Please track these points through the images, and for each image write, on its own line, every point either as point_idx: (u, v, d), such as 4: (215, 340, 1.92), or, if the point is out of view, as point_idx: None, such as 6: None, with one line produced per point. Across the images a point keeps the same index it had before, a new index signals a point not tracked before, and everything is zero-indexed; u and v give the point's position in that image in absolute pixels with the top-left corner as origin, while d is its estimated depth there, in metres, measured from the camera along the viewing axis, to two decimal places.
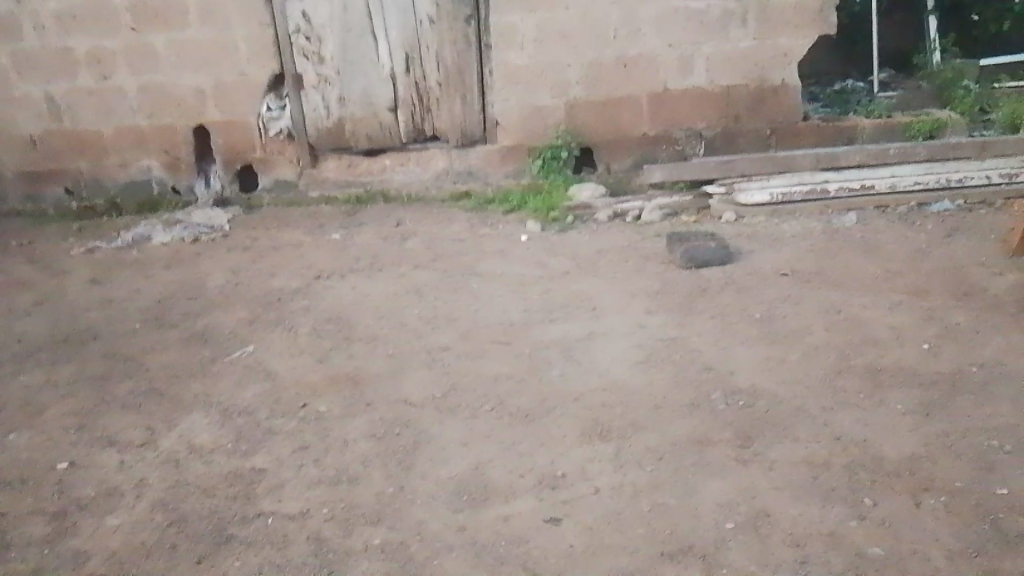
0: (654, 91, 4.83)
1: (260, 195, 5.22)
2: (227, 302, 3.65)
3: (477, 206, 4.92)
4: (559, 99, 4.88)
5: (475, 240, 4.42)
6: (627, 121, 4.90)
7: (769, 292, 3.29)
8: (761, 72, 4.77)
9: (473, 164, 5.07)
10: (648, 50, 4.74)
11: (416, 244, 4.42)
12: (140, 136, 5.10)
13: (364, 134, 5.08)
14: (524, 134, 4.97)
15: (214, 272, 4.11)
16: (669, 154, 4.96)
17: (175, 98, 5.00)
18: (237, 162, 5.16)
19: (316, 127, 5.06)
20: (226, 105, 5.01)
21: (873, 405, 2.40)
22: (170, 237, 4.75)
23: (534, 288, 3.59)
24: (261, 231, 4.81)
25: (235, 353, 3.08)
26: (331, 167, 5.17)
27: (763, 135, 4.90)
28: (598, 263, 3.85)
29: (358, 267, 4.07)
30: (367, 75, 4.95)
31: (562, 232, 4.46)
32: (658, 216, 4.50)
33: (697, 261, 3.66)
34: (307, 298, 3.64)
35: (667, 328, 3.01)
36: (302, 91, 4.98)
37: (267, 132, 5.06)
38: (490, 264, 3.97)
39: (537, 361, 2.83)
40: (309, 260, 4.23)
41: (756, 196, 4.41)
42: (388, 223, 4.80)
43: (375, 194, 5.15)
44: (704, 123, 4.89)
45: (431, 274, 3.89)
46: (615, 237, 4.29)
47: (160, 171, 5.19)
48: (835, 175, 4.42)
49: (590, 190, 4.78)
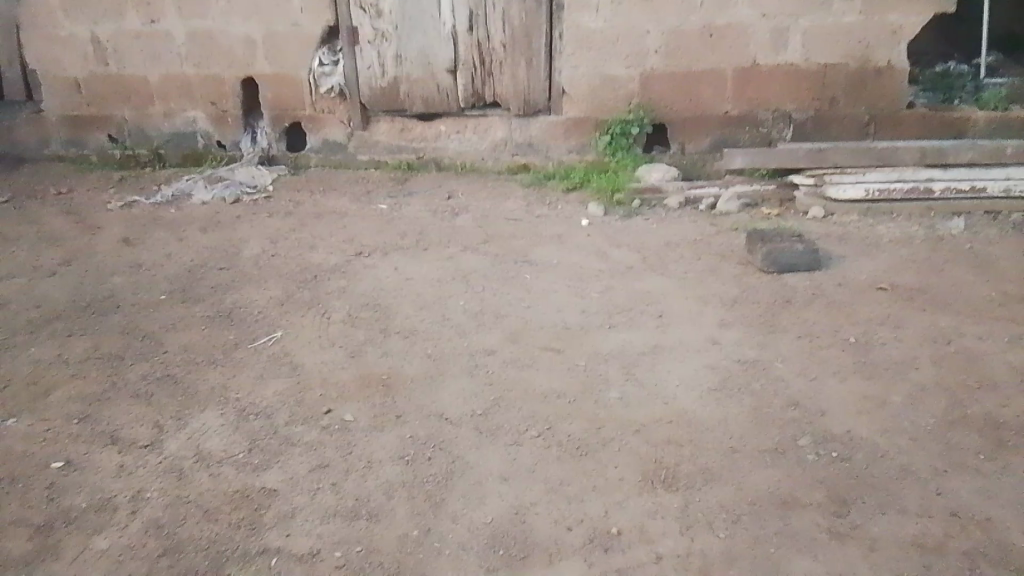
0: (740, 65, 4.35)
1: (307, 156, 4.93)
2: (260, 277, 3.37)
3: (535, 182, 4.55)
4: (634, 70, 4.43)
5: (530, 222, 4.05)
6: (707, 98, 4.44)
7: (863, 311, 2.87)
8: (865, 50, 4.24)
9: (533, 135, 4.68)
10: (739, 19, 4.25)
11: (468, 222, 4.08)
12: (187, 85, 4.84)
13: (420, 97, 4.71)
14: (592, 106, 4.55)
15: (251, 239, 3.83)
16: (750, 137, 4.49)
17: (224, 46, 4.71)
18: (284, 119, 4.86)
19: (369, 86, 4.71)
20: (277, 57, 4.70)
21: (996, 472, 1.99)
22: (210, 196, 4.50)
23: (593, 283, 3.22)
24: (305, 195, 4.53)
25: (261, 339, 2.80)
26: (383, 130, 4.83)
27: (861, 121, 4.38)
28: (665, 260, 3.46)
29: (403, 245, 3.75)
30: (427, 32, 4.58)
31: (627, 218, 4.07)
32: (735, 207, 4.09)
33: (780, 265, 3.25)
34: (345, 278, 3.34)
35: (746, 349, 2.62)
36: (357, 46, 4.63)
37: (317, 88, 4.74)
38: (545, 252, 3.61)
39: (593, 377, 2.48)
40: (351, 233, 3.93)
41: (849, 191, 3.96)
42: (438, 195, 4.46)
43: (427, 161, 4.83)
44: (794, 104, 4.40)
45: (480, 258, 3.54)
46: (685, 229, 3.88)
47: (205, 124, 4.93)
48: (942, 172, 3.92)
49: (660, 172, 4.36)
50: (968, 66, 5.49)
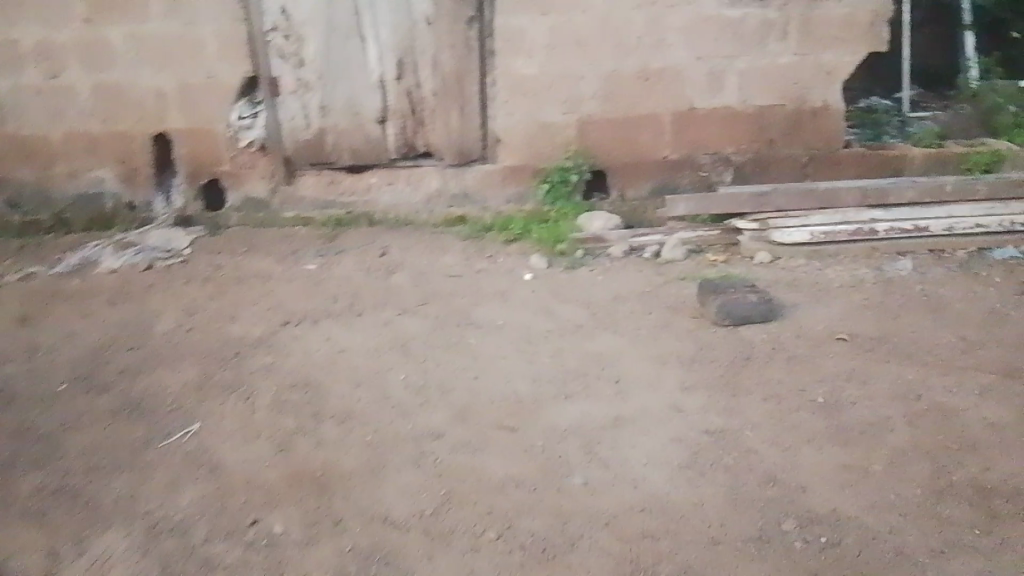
0: (678, 109, 4.26)
1: (227, 214, 4.60)
2: (175, 356, 3.04)
3: (473, 234, 4.34)
4: (570, 116, 4.30)
5: (470, 278, 3.84)
6: (646, 143, 4.34)
7: (828, 365, 2.73)
8: (800, 91, 4.22)
9: (468, 185, 4.49)
10: (675, 62, 4.18)
11: (404, 280, 3.84)
12: (92, 143, 4.48)
13: (348, 149, 4.48)
14: (528, 154, 4.39)
15: (165, 312, 3.50)
16: (691, 181, 4.40)
17: (134, 101, 4.39)
18: (202, 176, 4.54)
19: (293, 138, 4.47)
20: (191, 111, 4.39)
21: (994, 549, 1.85)
22: (120, 262, 4.14)
23: (543, 346, 3.01)
24: (225, 257, 4.22)
25: (175, 435, 2.49)
26: (309, 185, 4.56)
27: (800, 162, 4.34)
28: (615, 316, 3.28)
29: (334, 310, 3.47)
30: (353, 81, 4.35)
31: (571, 269, 3.89)
32: (680, 254, 3.94)
33: (735, 318, 3.09)
34: (271, 353, 3.04)
35: (713, 416, 2.43)
36: (278, 97, 4.38)
37: (237, 143, 4.45)
38: (489, 311, 3.39)
39: (553, 458, 2.25)
40: (278, 299, 3.63)
41: (794, 234, 3.86)
42: (371, 251, 4.21)
43: (358, 216, 4.55)
44: (733, 146, 4.33)
45: (419, 322, 3.30)
46: (633, 280, 3.72)
47: (115, 184, 4.57)
48: (883, 213, 3.90)
49: (602, 220, 4.22)
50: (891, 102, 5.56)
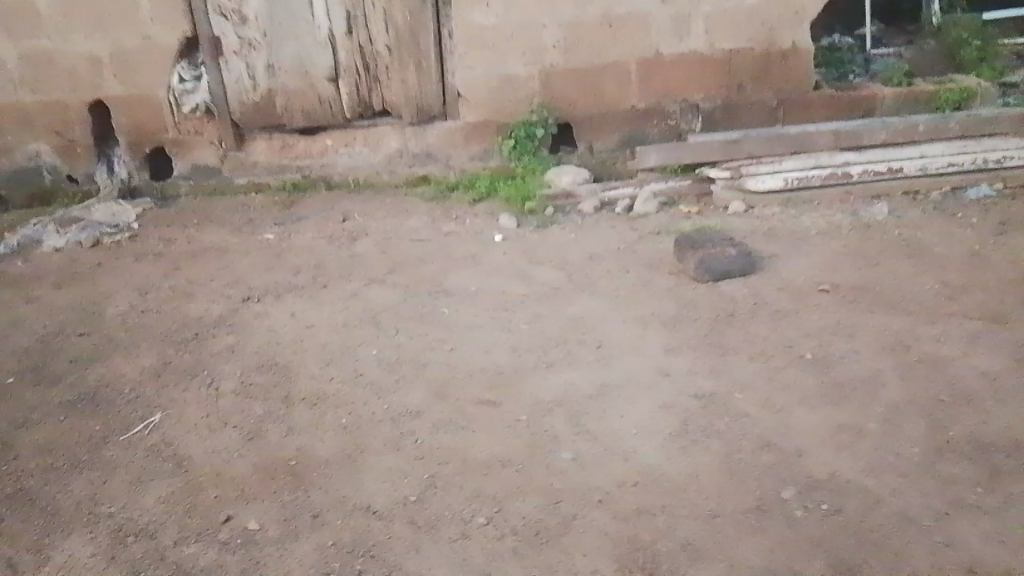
0: (644, 56, 4.10)
1: (176, 183, 4.36)
2: (130, 341, 2.86)
3: (437, 195, 4.19)
4: (533, 67, 4.12)
5: (439, 242, 3.69)
6: (612, 93, 4.18)
7: (813, 318, 2.67)
8: (768, 32, 4.08)
9: (430, 144, 4.30)
10: (639, 7, 4.00)
11: (369, 247, 3.67)
12: (24, 114, 4.19)
13: (300, 110, 4.23)
14: (491, 108, 4.21)
15: (116, 292, 3.30)
16: (660, 131, 4.27)
17: (66, 68, 4.10)
18: (145, 145, 4.28)
19: (241, 101, 4.20)
20: (129, 76, 4.12)
21: (998, 507, 1.81)
22: (63, 240, 3.89)
23: (519, 311, 2.89)
24: (178, 230, 4.00)
25: (136, 428, 2.34)
26: (261, 150, 4.32)
27: (770, 107, 4.21)
28: (591, 276, 3.17)
29: (298, 283, 3.31)
30: (301, 38, 4.10)
31: (541, 228, 3.77)
32: (653, 207, 3.84)
33: (715, 273, 3.01)
34: (234, 334, 2.88)
35: (700, 380, 2.35)
36: (221, 58, 4.11)
37: (180, 108, 4.19)
38: (460, 277, 3.26)
39: (539, 433, 2.16)
40: (236, 273, 3.44)
41: (767, 181, 3.75)
42: (332, 218, 4.02)
43: (315, 180, 4.36)
44: (703, 93, 4.19)
45: (388, 292, 3.15)
46: (607, 236, 3.61)
47: (52, 157, 4.29)
48: (857, 155, 3.81)
49: (571, 174, 4.08)
50: (852, 38, 5.43)
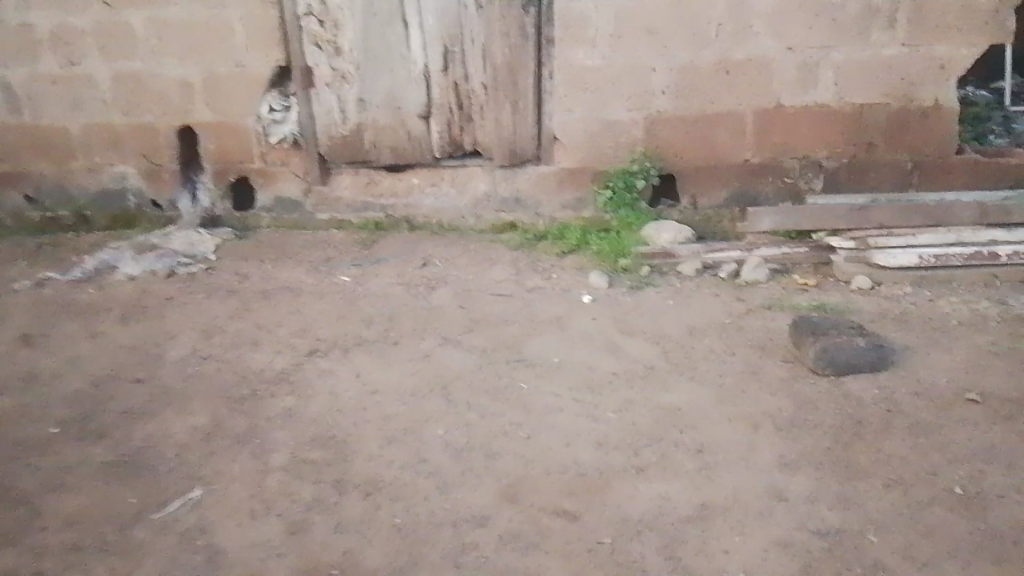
0: (763, 108, 3.73)
1: (256, 215, 4.23)
2: (185, 395, 2.67)
3: (524, 244, 3.91)
4: (638, 113, 3.80)
5: (523, 299, 3.39)
6: (724, 145, 3.82)
7: (961, 439, 2.24)
8: (908, 87, 3.63)
9: (520, 189, 4.03)
10: (760, 53, 3.63)
11: (448, 299, 3.41)
12: (114, 137, 4.13)
13: (388, 146, 4.04)
14: (589, 156, 3.91)
15: (180, 334, 3.13)
16: (775, 189, 3.87)
17: (157, 92, 4.02)
18: (230, 174, 4.16)
19: (329, 134, 4.03)
20: (218, 103, 4.01)
21: None
22: (139, 269, 3.79)
23: (608, 395, 2.55)
24: (253, 264, 3.85)
25: (172, 506, 2.11)
26: (345, 185, 4.15)
27: (904, 169, 3.77)
28: (691, 357, 2.79)
29: (368, 337, 3.06)
30: (395, 72, 3.89)
31: (635, 291, 3.42)
32: (764, 275, 3.43)
33: (839, 366, 2.60)
34: (293, 394, 2.64)
35: (826, 510, 1.97)
36: (313, 89, 3.95)
37: (267, 139, 4.06)
38: (542, 345, 2.94)
39: (627, 568, 1.82)
40: (305, 320, 3.23)
41: (900, 257, 3.32)
42: (411, 262, 3.79)
43: (398, 221, 4.16)
44: (826, 151, 3.79)
45: (463, 357, 2.87)
46: (709, 307, 3.23)
47: (138, 181, 4.22)
48: (1006, 234, 3.35)
49: (671, 231, 3.73)
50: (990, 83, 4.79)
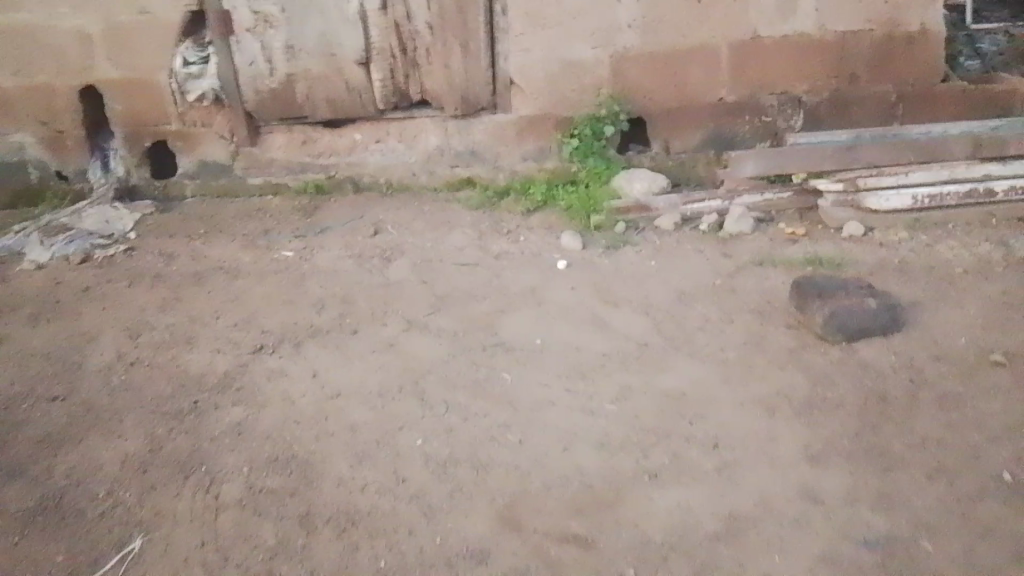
0: (739, 39, 3.40)
1: (179, 183, 3.75)
2: (113, 414, 2.28)
3: (484, 203, 3.56)
4: (603, 50, 3.43)
5: (490, 268, 3.05)
6: (698, 83, 3.49)
7: (995, 413, 2.04)
8: (891, 11, 3.37)
9: (477, 141, 3.64)
10: None
11: (407, 273, 3.05)
12: (4, 101, 3.57)
13: (323, 99, 3.57)
14: (551, 102, 3.54)
15: (102, 334, 2.72)
16: (753, 129, 3.58)
17: (51, 47, 3.47)
18: (144, 137, 3.66)
19: (255, 88, 3.54)
20: (124, 56, 3.49)
21: None
22: (48, 255, 3.31)
23: (603, 381, 2.27)
24: (181, 241, 3.41)
25: (107, 563, 1.78)
26: (278, 145, 3.70)
27: (888, 102, 3.53)
28: (686, 328, 2.52)
29: (320, 325, 2.70)
30: (327, 14, 3.42)
31: (611, 251, 3.11)
32: (748, 227, 3.16)
33: (851, 332, 2.36)
34: (241, 404, 2.28)
35: (868, 513, 1.75)
36: (232, 36, 3.45)
37: (183, 96, 3.56)
38: (519, 324, 2.62)
39: None
40: (246, 308, 2.84)
41: (893, 200, 3.09)
42: (360, 230, 3.40)
43: (341, 181, 3.73)
44: (806, 85, 3.50)
45: (432, 344, 2.54)
46: (696, 266, 2.94)
47: (38, 151, 3.68)
48: (1001, 167, 3.14)
49: (643, 182, 3.42)
50: None
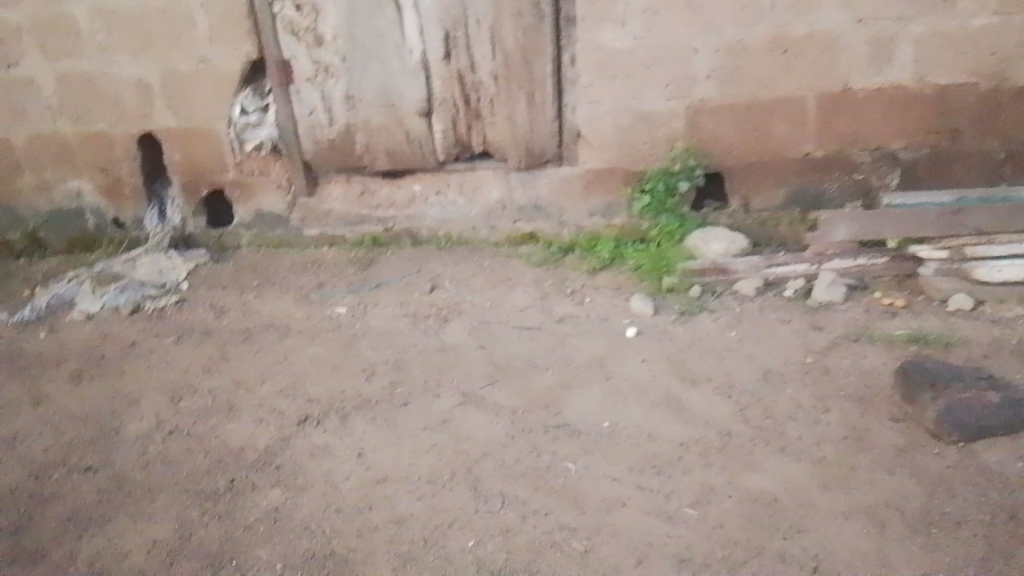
0: (828, 91, 3.14)
1: (235, 232, 3.65)
2: (144, 492, 2.12)
3: (547, 259, 3.36)
4: (677, 102, 3.21)
5: (553, 334, 2.82)
6: (781, 138, 3.23)
7: None
8: (1000, 62, 3.05)
9: (541, 195, 3.45)
10: (826, 26, 3.02)
11: (463, 336, 2.84)
12: (64, 148, 3.53)
13: (384, 150, 3.44)
14: (621, 155, 3.33)
15: (143, 396, 2.58)
16: (842, 187, 3.30)
17: (111, 96, 3.42)
18: (200, 186, 3.58)
19: (314, 138, 3.44)
20: (183, 105, 3.41)
21: None
22: (99, 305, 3.21)
23: (680, 479, 2.01)
24: (232, 293, 3.28)
25: None
26: (337, 195, 3.58)
27: (995, 161, 3.21)
28: (774, 416, 2.24)
29: (369, 395, 2.50)
30: (388, 64, 3.27)
31: (686, 318, 2.85)
32: (840, 294, 2.87)
33: (967, 431, 2.06)
34: (278, 488, 2.09)
35: None
36: (291, 86, 3.35)
37: (242, 146, 3.47)
38: (584, 402, 2.38)
39: None
40: (293, 372, 2.66)
41: (1007, 271, 2.77)
42: (417, 286, 3.23)
43: (399, 234, 3.59)
44: (902, 141, 3.21)
45: (490, 421, 2.31)
46: (782, 339, 2.66)
47: (96, 198, 3.63)
48: None
49: (721, 242, 3.16)
50: None
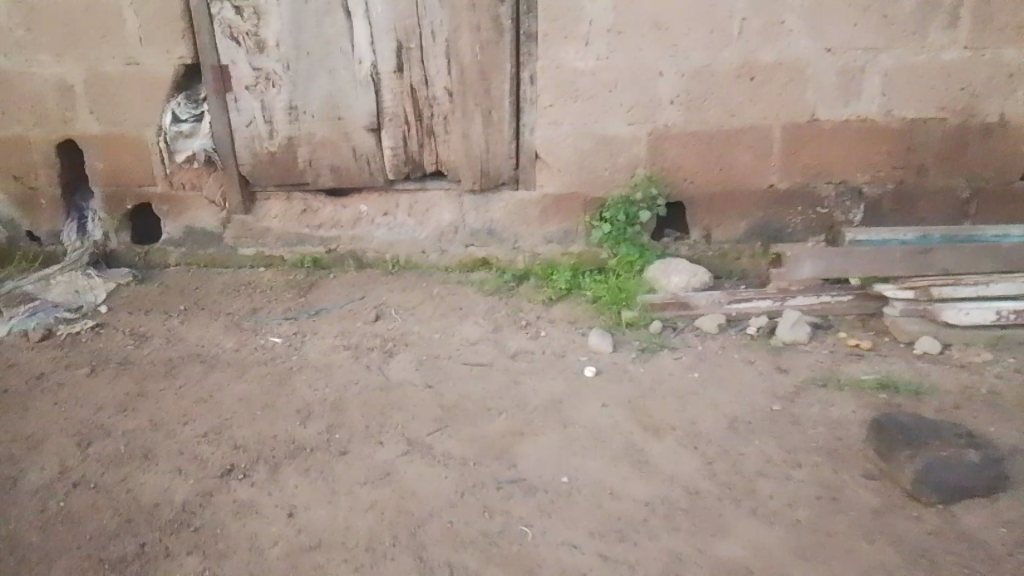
0: (795, 121, 3.03)
1: (161, 249, 3.36)
2: (40, 559, 1.85)
3: (500, 288, 3.17)
4: (641, 127, 3.07)
5: (506, 372, 2.63)
6: (746, 168, 3.12)
7: None
8: (967, 99, 3.00)
9: (495, 219, 3.27)
10: (795, 54, 2.92)
11: (409, 374, 2.62)
12: None
13: (328, 166, 3.21)
14: (581, 180, 3.16)
15: (47, 440, 2.29)
16: (805, 220, 3.20)
17: (28, 97, 3.12)
18: (125, 199, 3.28)
19: (252, 151, 3.18)
20: (109, 111, 3.13)
21: None
22: (5, 329, 2.91)
23: (646, 546, 1.84)
24: (156, 318, 3.00)
25: None
26: (274, 213, 3.32)
27: (959, 201, 3.16)
28: (744, 471, 2.09)
29: (305, 441, 2.27)
30: (335, 75, 3.05)
31: (647, 357, 2.69)
32: (805, 334, 2.74)
33: (946, 493, 1.94)
34: (197, 555, 1.84)
35: None
36: (228, 95, 3.09)
37: (172, 156, 3.20)
38: (540, 452, 2.19)
39: None
40: (220, 412, 2.41)
41: (972, 314, 2.68)
42: (360, 314, 3.00)
43: (342, 256, 3.35)
44: (867, 175, 3.13)
45: (436, 474, 2.11)
46: (748, 383, 2.52)
47: (9, 209, 3.31)
48: None
49: (682, 275, 3.02)
50: None
